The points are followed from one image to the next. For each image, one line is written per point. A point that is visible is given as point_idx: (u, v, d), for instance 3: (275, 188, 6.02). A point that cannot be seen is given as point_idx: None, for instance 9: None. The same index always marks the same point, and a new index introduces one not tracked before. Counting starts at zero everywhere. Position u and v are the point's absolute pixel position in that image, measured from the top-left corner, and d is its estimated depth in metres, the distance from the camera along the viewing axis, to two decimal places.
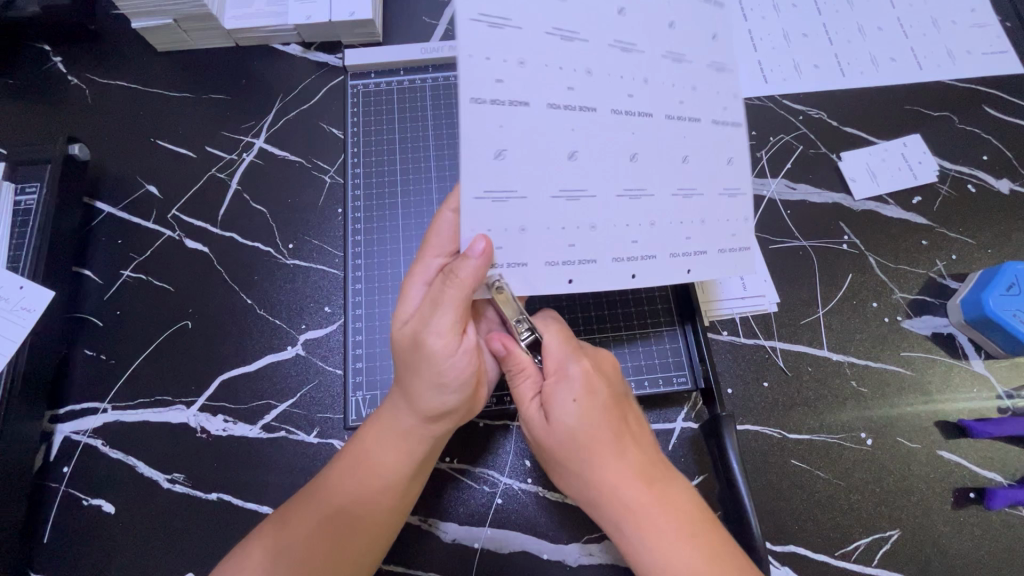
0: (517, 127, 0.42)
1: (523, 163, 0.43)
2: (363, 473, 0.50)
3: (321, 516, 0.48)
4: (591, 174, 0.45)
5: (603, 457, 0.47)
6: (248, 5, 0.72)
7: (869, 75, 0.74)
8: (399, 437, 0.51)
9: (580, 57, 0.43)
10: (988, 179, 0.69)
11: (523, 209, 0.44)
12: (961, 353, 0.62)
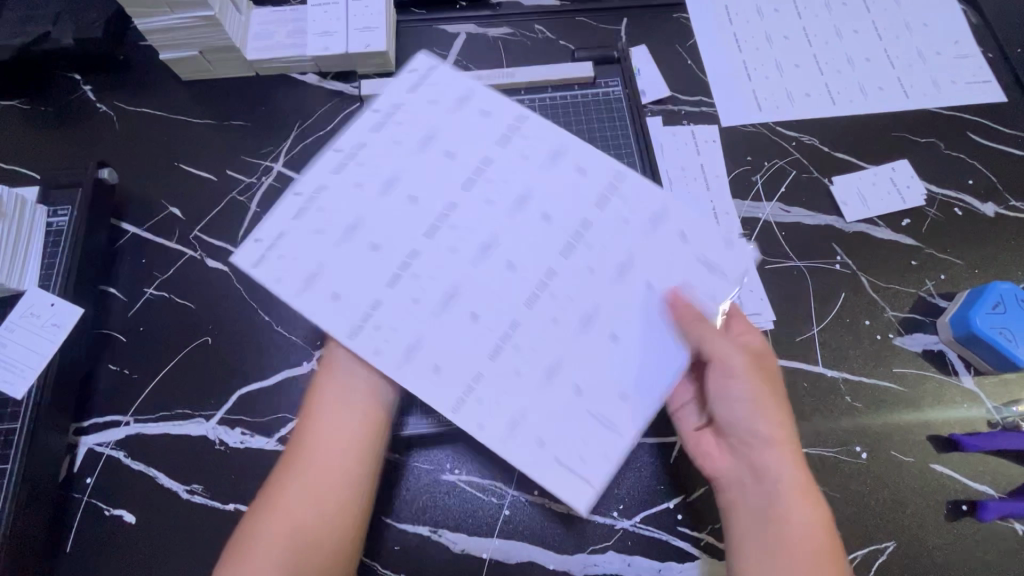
0: (400, 210, 0.50)
1: (413, 247, 0.49)
2: (326, 484, 0.49)
3: (277, 535, 0.46)
4: (485, 280, 0.48)
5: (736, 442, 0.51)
6: (269, 38, 0.76)
7: (858, 103, 0.78)
8: (355, 451, 0.51)
9: (454, 172, 0.51)
10: (974, 203, 0.72)
11: (410, 299, 0.47)
12: (951, 370, 0.64)
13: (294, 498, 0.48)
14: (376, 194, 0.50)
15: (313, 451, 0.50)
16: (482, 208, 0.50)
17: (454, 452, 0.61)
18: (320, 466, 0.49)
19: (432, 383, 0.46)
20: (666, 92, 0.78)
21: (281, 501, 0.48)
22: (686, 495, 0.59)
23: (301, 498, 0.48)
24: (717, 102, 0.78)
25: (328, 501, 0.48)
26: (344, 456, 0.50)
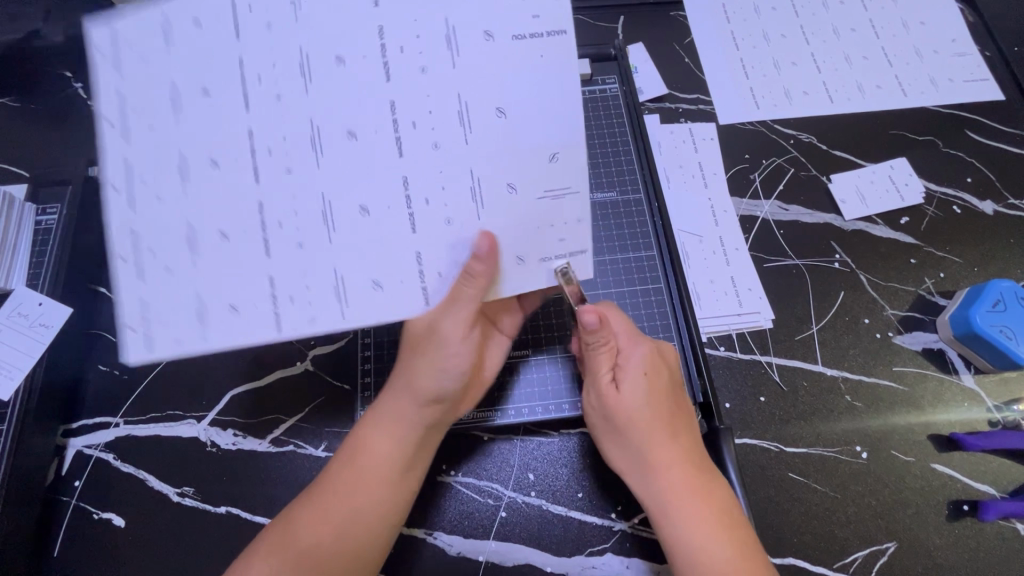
0: (278, 69, 0.43)
1: (300, 102, 0.44)
2: (362, 528, 0.50)
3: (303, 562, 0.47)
4: (328, 80, 0.44)
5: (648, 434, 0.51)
6: None
7: (856, 102, 0.78)
8: (393, 496, 0.52)
9: (294, 24, 0.43)
10: (973, 201, 0.72)
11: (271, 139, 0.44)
12: (951, 368, 0.64)
13: (327, 538, 0.48)
14: (334, 72, 0.44)
15: (353, 493, 0.50)
16: (298, 38, 0.43)
17: (450, 452, 0.60)
18: (360, 511, 0.50)
19: (369, 298, 0.47)
20: (664, 89, 0.77)
21: (312, 539, 0.48)
22: None
23: (333, 539, 0.48)
24: (715, 100, 0.77)
25: (359, 545, 0.49)
26: (382, 500, 0.51)
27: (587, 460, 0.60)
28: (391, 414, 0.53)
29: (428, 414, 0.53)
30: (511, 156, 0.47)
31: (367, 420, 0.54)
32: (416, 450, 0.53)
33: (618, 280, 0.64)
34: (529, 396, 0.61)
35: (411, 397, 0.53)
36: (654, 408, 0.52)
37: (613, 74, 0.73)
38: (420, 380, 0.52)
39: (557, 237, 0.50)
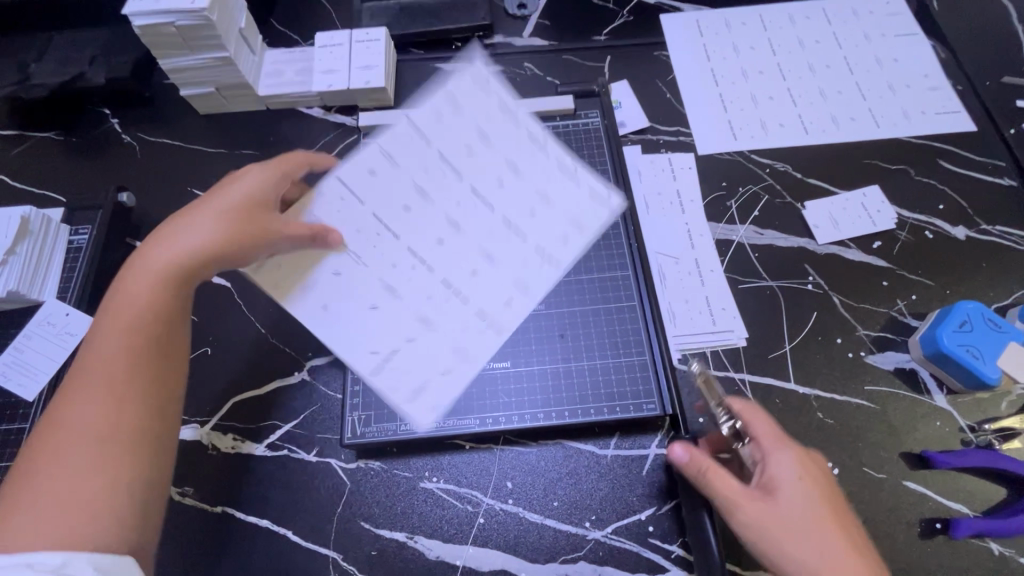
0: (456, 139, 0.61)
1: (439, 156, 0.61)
2: (91, 451, 0.47)
3: (53, 495, 0.45)
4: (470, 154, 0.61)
5: (812, 540, 0.50)
6: (280, 77, 0.86)
7: (831, 133, 0.82)
8: (118, 410, 0.49)
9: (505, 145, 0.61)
10: (945, 227, 0.74)
11: (403, 134, 0.61)
12: (924, 388, 0.65)
13: (76, 423, 0.48)
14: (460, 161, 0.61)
15: (87, 376, 0.50)
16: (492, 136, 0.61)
17: (433, 460, 0.63)
18: (102, 397, 0.49)
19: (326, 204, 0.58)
20: (645, 122, 0.83)
21: (72, 420, 0.48)
22: (657, 508, 0.60)
23: (89, 426, 0.48)
24: (693, 131, 0.82)
25: (109, 434, 0.48)
26: (100, 386, 0.50)
27: (562, 470, 0.62)
28: (128, 282, 0.54)
29: (150, 297, 0.53)
30: (421, 308, 0.57)
31: (109, 300, 0.54)
32: (149, 339, 0.52)
33: (589, 296, 0.68)
34: (506, 407, 0.63)
35: (170, 274, 0.54)
36: (806, 511, 0.51)
37: (595, 109, 0.80)
38: (171, 259, 0.55)
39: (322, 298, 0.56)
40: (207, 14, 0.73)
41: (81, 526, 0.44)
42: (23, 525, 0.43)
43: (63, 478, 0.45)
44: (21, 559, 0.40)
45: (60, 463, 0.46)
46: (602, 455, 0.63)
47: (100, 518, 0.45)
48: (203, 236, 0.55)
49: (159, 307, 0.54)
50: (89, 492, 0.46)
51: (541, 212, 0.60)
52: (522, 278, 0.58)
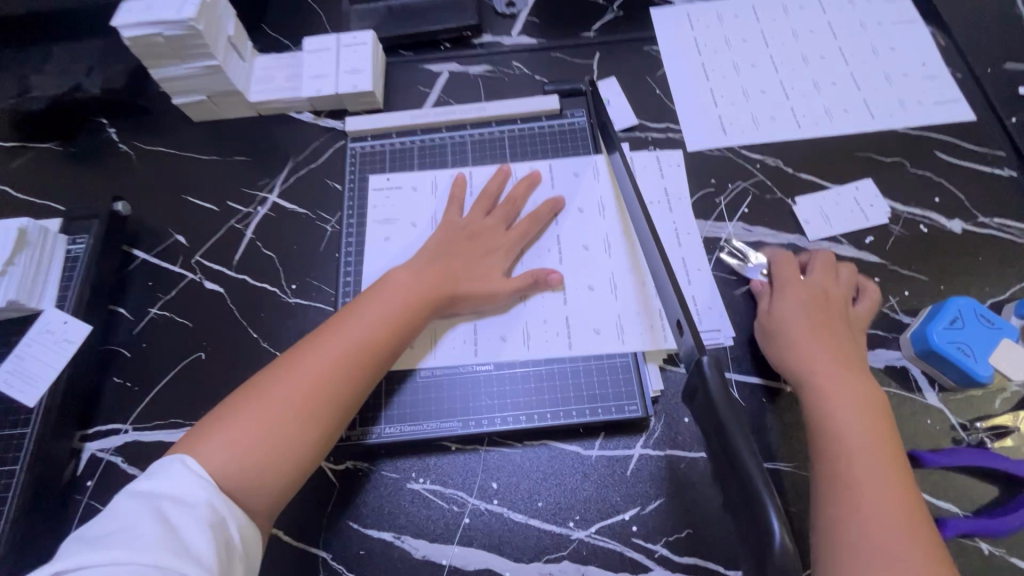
0: (591, 212, 0.73)
1: (573, 222, 0.73)
2: (324, 419, 0.57)
3: (281, 431, 0.55)
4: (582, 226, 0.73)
5: (841, 410, 0.56)
6: (270, 82, 0.87)
7: (824, 126, 0.80)
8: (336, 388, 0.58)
9: (590, 242, 0.72)
10: (940, 220, 0.73)
11: (578, 180, 0.75)
12: (915, 386, 0.64)
13: (297, 385, 0.56)
14: (584, 229, 0.72)
15: (332, 346, 0.59)
16: (602, 222, 0.73)
17: (420, 461, 0.64)
18: (343, 374, 0.58)
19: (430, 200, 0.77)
20: (634, 120, 0.82)
21: (306, 374, 0.57)
22: (640, 508, 0.61)
23: (319, 390, 0.57)
24: (682, 127, 0.81)
25: (337, 405, 0.57)
26: (351, 365, 0.59)
27: (547, 471, 0.63)
28: (406, 276, 0.65)
29: (421, 298, 0.64)
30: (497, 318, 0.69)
31: (372, 289, 0.65)
32: (399, 341, 0.62)
33: (570, 297, 0.69)
34: (488, 409, 0.65)
35: (466, 283, 0.66)
36: (824, 340, 0.61)
37: (581, 108, 0.80)
38: (430, 273, 0.66)
39: (383, 237, 0.76)
40: (193, 24, 0.74)
41: (262, 476, 0.53)
42: (219, 458, 0.52)
43: (258, 418, 0.54)
44: (199, 483, 0.49)
45: (263, 405, 0.55)
46: (587, 455, 0.63)
47: (271, 471, 0.54)
48: (444, 262, 0.67)
49: (421, 310, 0.64)
50: (296, 452, 0.55)
51: (585, 304, 0.68)
52: (553, 331, 0.67)
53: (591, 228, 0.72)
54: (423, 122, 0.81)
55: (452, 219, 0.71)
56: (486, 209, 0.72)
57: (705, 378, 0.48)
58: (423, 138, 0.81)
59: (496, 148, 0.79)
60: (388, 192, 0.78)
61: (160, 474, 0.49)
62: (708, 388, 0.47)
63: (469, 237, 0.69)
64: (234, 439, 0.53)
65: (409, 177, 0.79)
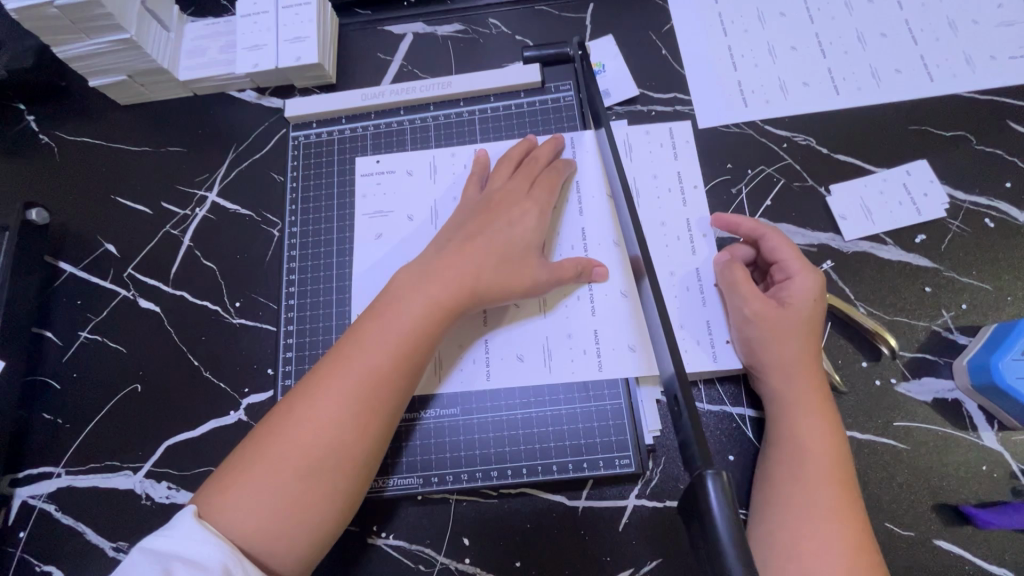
0: (590, 206, 0.60)
1: (574, 213, 0.60)
2: (350, 463, 0.47)
3: (305, 481, 0.46)
4: (571, 221, 0.60)
5: (809, 425, 0.50)
6: (201, 55, 0.73)
7: (869, 92, 0.65)
8: (362, 424, 0.47)
9: (591, 243, 0.59)
10: (1010, 212, 0.59)
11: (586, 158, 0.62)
12: (968, 423, 0.53)
13: (306, 430, 0.46)
14: (583, 227, 0.59)
15: (341, 380, 0.48)
16: (599, 216, 0.60)
17: (381, 515, 0.55)
18: (357, 413, 0.47)
19: (426, 188, 0.64)
20: (635, 90, 0.67)
21: (316, 417, 0.47)
22: (634, 569, 0.52)
23: (332, 435, 0.47)
24: (694, 98, 0.67)
25: (355, 451, 0.47)
26: (366, 402, 0.48)
27: (526, 527, 0.54)
28: (420, 279, 0.52)
29: (439, 305, 0.51)
30: (517, 332, 0.57)
31: (382, 299, 0.52)
32: (418, 362, 0.50)
33: (554, 321, 0.56)
34: (453, 463, 0.55)
35: (490, 274, 0.53)
36: (807, 337, 0.52)
37: (568, 79, 0.66)
38: (459, 269, 0.52)
39: (376, 233, 0.63)
40: None
41: (287, 536, 0.45)
42: (233, 519, 0.44)
43: (276, 467, 0.46)
44: (194, 550, 0.41)
45: (274, 459, 0.46)
46: (573, 507, 0.54)
47: (299, 529, 0.45)
48: (467, 248, 0.54)
49: (442, 319, 0.51)
50: (317, 509, 0.46)
51: (582, 324, 0.56)
52: (555, 354, 0.56)
53: (591, 224, 0.59)
54: (377, 103, 0.67)
55: (470, 200, 0.59)
56: (511, 176, 0.59)
57: (708, 510, 0.31)
58: (378, 123, 0.68)
59: (464, 131, 0.66)
60: (379, 177, 0.65)
61: (176, 528, 0.42)
62: (707, 520, 0.31)
63: (489, 212, 0.56)
64: (252, 492, 0.45)
65: (404, 159, 0.65)
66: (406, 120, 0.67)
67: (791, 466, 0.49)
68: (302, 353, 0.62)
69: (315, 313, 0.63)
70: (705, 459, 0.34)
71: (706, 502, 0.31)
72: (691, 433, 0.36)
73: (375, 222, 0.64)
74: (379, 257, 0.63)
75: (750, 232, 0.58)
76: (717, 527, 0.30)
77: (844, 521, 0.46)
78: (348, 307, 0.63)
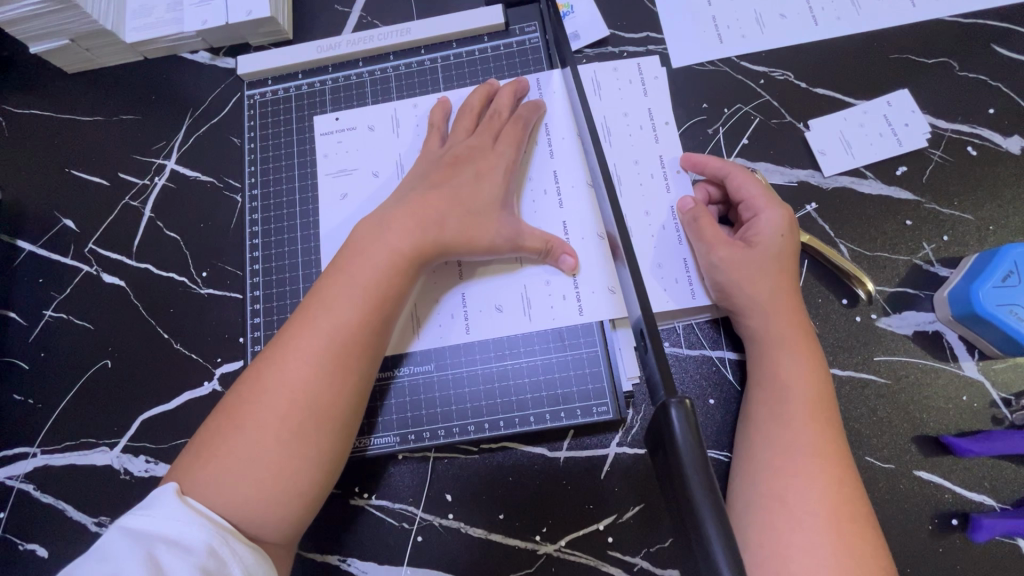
0: (562, 150, 0.58)
1: (545, 159, 0.58)
2: (325, 421, 0.46)
3: (281, 443, 0.45)
4: (541, 166, 0.57)
5: (787, 362, 0.49)
6: (148, 14, 0.68)
7: (849, 21, 0.62)
8: (333, 382, 0.46)
9: (563, 188, 0.57)
10: (993, 139, 0.58)
11: (552, 101, 0.59)
12: (949, 355, 0.52)
13: (279, 395, 0.45)
14: (553, 172, 0.57)
15: (306, 339, 0.47)
16: (570, 160, 0.57)
17: (361, 475, 0.55)
18: (330, 372, 0.46)
19: (391, 141, 0.61)
20: (605, 31, 0.64)
21: (287, 380, 0.46)
22: (617, 516, 0.52)
23: (307, 396, 0.45)
24: (667, 37, 0.64)
25: (332, 410, 0.46)
26: (338, 360, 0.47)
27: (509, 480, 0.54)
28: (379, 230, 0.50)
29: (406, 258, 0.50)
30: (488, 283, 0.55)
31: (341, 257, 0.50)
32: (387, 316, 0.49)
33: (526, 271, 0.55)
34: (430, 419, 0.54)
35: (454, 224, 0.51)
36: (780, 272, 0.51)
37: (533, 20, 0.62)
38: (422, 220, 0.50)
39: (341, 192, 0.61)
40: None
41: (271, 501, 0.44)
42: (218, 491, 0.43)
43: (250, 433, 0.45)
44: (176, 531, 0.40)
45: (247, 424, 0.45)
46: (553, 458, 0.54)
47: (282, 492, 0.44)
48: (430, 196, 0.52)
49: (407, 270, 0.50)
50: (302, 473, 0.45)
51: (555, 272, 0.55)
52: (528, 303, 0.54)
53: (563, 168, 0.57)
54: (334, 55, 0.64)
55: (432, 151, 0.57)
56: (473, 125, 0.57)
57: (672, 439, 0.31)
58: (337, 77, 0.65)
59: (426, 79, 0.63)
60: (339, 135, 0.63)
61: (157, 508, 0.42)
62: (671, 450, 0.31)
63: (456, 164, 0.54)
64: (231, 460, 0.44)
65: (363, 114, 0.62)
66: (366, 71, 0.64)
67: (769, 406, 0.49)
68: (271, 318, 0.61)
69: (282, 276, 0.61)
70: (668, 389, 0.33)
71: (671, 433, 0.31)
72: (653, 367, 0.35)
73: (340, 181, 0.62)
74: (346, 216, 0.60)
75: (716, 170, 0.56)
76: (683, 460, 0.31)
77: (823, 454, 0.46)
78: (315, 269, 0.61)
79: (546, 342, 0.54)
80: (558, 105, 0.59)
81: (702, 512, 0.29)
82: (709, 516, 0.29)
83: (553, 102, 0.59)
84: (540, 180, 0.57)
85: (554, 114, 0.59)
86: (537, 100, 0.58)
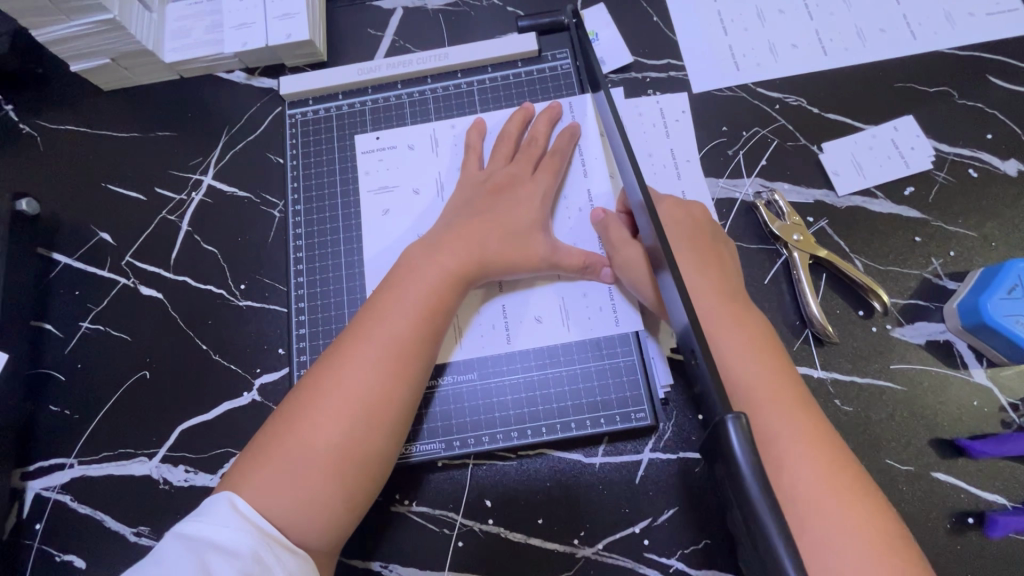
0: (595, 169, 0.61)
1: (579, 178, 0.61)
2: (378, 430, 0.48)
3: (336, 451, 0.46)
4: (576, 184, 0.61)
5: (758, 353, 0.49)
6: (187, 35, 0.71)
7: (855, 52, 0.67)
8: (387, 392, 0.48)
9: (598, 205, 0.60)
10: (992, 162, 0.62)
11: (584, 122, 0.63)
12: (960, 362, 0.56)
13: (336, 404, 0.47)
14: (587, 190, 0.60)
15: (362, 350, 0.49)
16: (603, 178, 0.61)
17: (404, 482, 0.56)
18: (382, 382, 0.48)
19: (430, 159, 0.64)
20: (629, 58, 0.68)
21: (344, 387, 0.48)
22: (652, 519, 0.54)
23: (362, 405, 0.47)
24: (688, 65, 0.68)
25: (385, 420, 0.48)
26: (392, 368, 0.49)
27: (547, 485, 0.56)
28: (430, 249, 0.54)
29: (455, 272, 0.52)
30: (527, 295, 0.58)
31: (394, 273, 0.53)
32: (437, 328, 0.51)
33: (565, 285, 0.58)
34: (474, 426, 0.56)
35: (499, 242, 0.54)
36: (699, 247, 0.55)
37: (563, 48, 0.66)
38: (469, 240, 0.54)
39: (383, 208, 0.64)
40: None
41: (325, 507, 0.45)
42: (274, 497, 0.44)
43: (306, 440, 0.46)
44: (225, 538, 0.41)
45: (303, 430, 0.46)
46: (590, 464, 0.56)
47: (336, 498, 0.46)
48: (476, 215, 0.55)
49: (456, 284, 0.53)
50: (356, 479, 0.47)
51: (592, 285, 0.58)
52: (567, 314, 0.57)
53: (596, 186, 0.60)
54: (373, 77, 0.67)
55: (472, 171, 0.60)
56: (512, 147, 0.60)
57: (731, 452, 0.33)
58: (376, 97, 0.68)
59: (462, 101, 0.66)
60: (380, 153, 0.65)
61: (210, 514, 0.42)
62: (732, 463, 0.33)
63: (498, 186, 0.58)
64: (287, 465, 0.45)
65: (403, 134, 0.65)
66: (406, 92, 0.67)
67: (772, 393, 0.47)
68: (315, 328, 0.63)
69: (323, 289, 0.63)
70: (726, 404, 0.35)
71: (730, 447, 0.33)
72: (708, 382, 0.37)
73: (383, 197, 0.64)
74: (388, 231, 0.63)
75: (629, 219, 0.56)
76: (742, 471, 0.32)
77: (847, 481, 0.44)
78: (357, 281, 0.63)
79: (585, 351, 0.57)
80: (589, 126, 0.62)
81: (764, 519, 0.31)
82: (771, 522, 0.31)
83: (585, 123, 0.63)
84: (575, 198, 0.60)
85: (587, 135, 0.62)
86: (570, 123, 0.62)
